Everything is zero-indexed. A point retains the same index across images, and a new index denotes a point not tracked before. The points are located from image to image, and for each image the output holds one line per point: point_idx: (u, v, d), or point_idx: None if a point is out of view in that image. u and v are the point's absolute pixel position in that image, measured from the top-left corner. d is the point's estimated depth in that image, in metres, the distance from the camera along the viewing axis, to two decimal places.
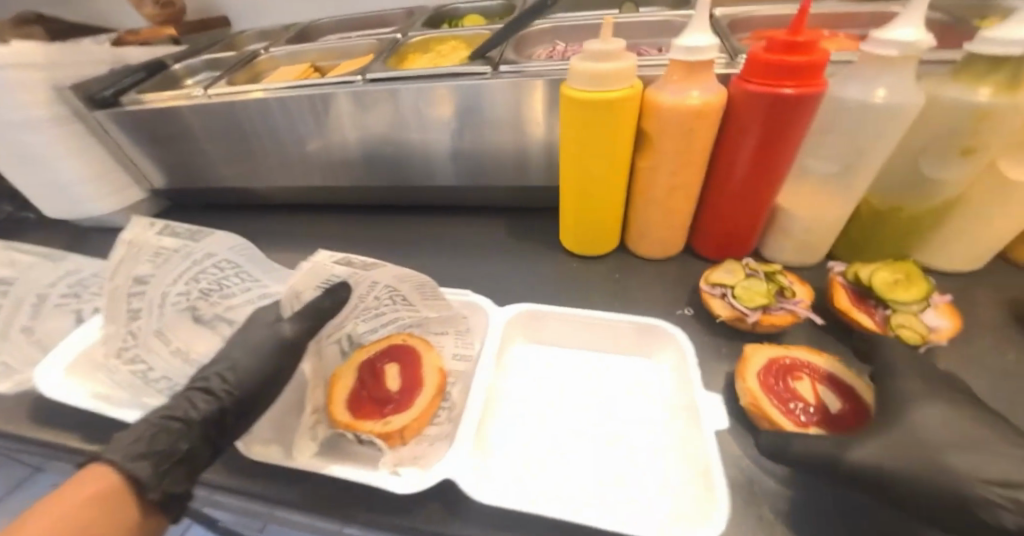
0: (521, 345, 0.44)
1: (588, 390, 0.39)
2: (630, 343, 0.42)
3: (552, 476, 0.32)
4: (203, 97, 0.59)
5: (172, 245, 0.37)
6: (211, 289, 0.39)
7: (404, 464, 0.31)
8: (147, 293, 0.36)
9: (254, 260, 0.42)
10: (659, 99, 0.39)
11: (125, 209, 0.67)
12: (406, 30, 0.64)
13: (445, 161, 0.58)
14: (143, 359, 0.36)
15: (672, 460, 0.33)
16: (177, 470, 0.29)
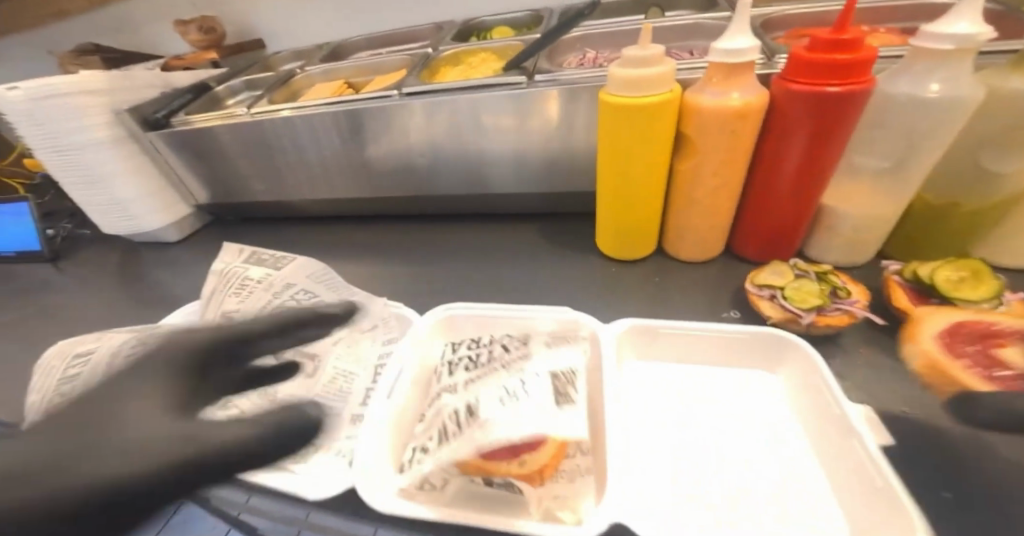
0: (630, 361, 0.38)
1: (703, 406, 0.34)
2: (746, 354, 0.37)
3: (708, 509, 0.27)
4: (246, 115, 0.62)
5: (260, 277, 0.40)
6: (289, 321, 0.39)
7: (549, 507, 0.27)
8: (232, 326, 0.39)
9: (329, 287, 0.41)
10: (700, 102, 0.39)
11: (174, 224, 0.71)
12: (436, 44, 0.65)
13: (479, 167, 0.59)
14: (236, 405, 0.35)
15: (834, 483, 0.28)
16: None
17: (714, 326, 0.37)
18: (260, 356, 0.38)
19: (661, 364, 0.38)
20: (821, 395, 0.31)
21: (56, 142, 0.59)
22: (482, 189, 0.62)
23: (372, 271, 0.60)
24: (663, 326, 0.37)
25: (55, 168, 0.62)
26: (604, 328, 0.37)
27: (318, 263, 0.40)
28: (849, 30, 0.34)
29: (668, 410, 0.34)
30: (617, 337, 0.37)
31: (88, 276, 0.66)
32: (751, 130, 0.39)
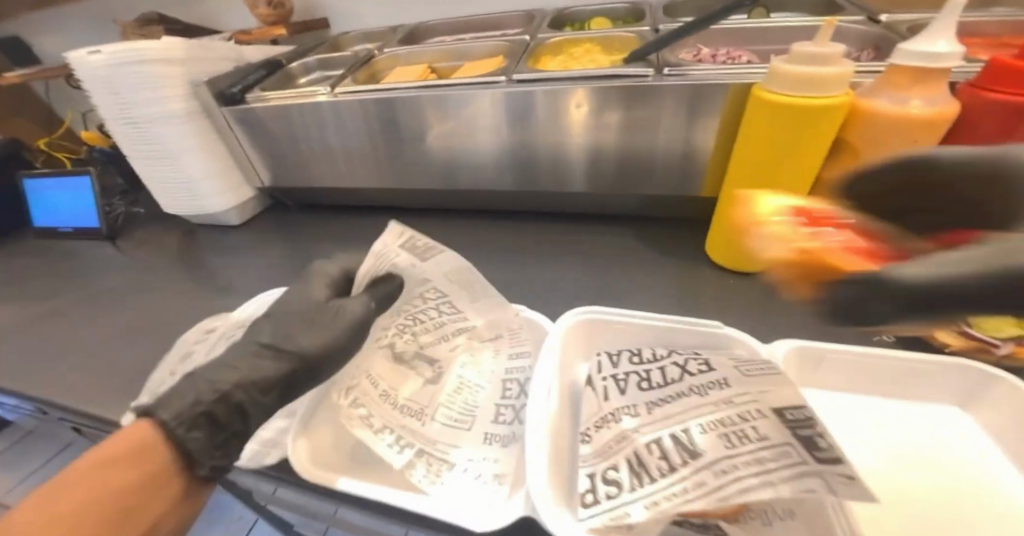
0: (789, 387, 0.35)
1: (891, 439, 0.31)
2: (926, 386, 0.33)
3: None
4: (329, 95, 0.59)
5: (405, 263, 0.41)
6: (414, 322, 0.39)
7: None
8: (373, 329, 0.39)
9: (463, 288, 0.40)
10: (876, 107, 0.35)
11: (239, 206, 0.68)
12: (532, 32, 0.62)
13: (576, 164, 0.56)
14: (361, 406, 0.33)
15: None
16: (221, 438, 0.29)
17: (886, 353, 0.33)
18: (384, 354, 0.37)
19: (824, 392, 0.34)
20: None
21: (128, 112, 0.56)
22: (575, 187, 0.59)
23: None
24: (828, 349, 0.34)
25: (124, 141, 0.59)
26: (764, 348, 0.35)
27: (462, 265, 0.41)
28: None
29: (854, 443, 0.31)
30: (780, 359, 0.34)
31: (150, 261, 0.63)
32: (929, 142, 0.35)
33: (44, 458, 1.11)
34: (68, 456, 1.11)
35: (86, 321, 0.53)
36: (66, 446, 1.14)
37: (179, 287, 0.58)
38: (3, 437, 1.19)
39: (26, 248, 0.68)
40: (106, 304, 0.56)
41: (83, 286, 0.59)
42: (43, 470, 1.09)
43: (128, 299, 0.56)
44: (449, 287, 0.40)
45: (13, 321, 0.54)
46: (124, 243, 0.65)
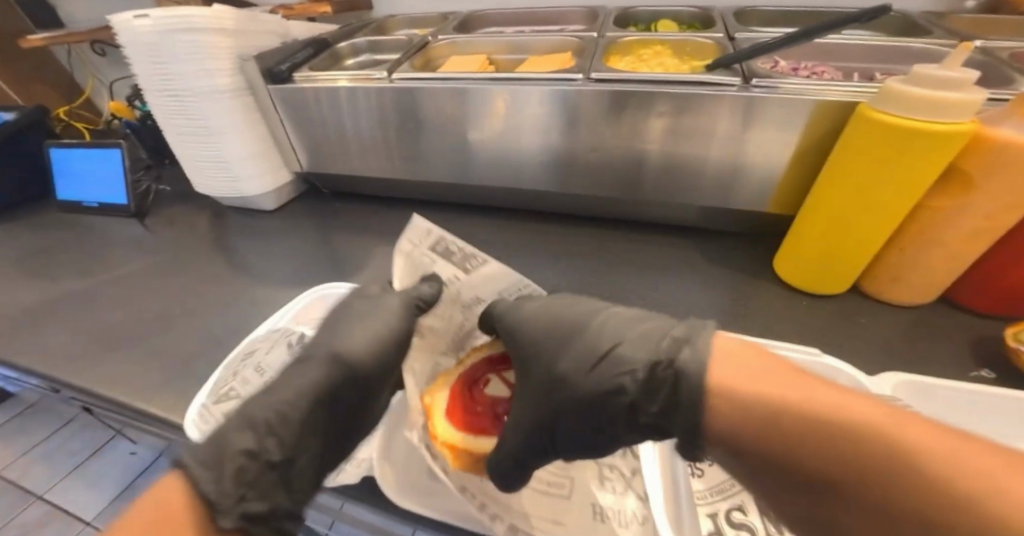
0: None
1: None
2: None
3: None
4: (385, 80, 0.55)
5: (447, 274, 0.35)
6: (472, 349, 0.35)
7: None
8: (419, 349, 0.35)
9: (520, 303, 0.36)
10: (1005, 138, 0.33)
11: (275, 192, 0.64)
12: (600, 29, 0.60)
13: (641, 171, 0.54)
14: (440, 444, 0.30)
15: None
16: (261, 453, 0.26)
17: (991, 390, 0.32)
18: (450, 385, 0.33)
19: None
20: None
21: (169, 84, 0.52)
22: (636, 194, 0.57)
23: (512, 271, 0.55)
24: (938, 384, 0.33)
25: (161, 114, 0.55)
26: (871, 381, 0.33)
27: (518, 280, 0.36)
28: None
29: None
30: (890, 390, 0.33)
31: (180, 243, 0.59)
32: None
33: (41, 436, 1.06)
34: (67, 434, 1.06)
35: (115, 305, 0.49)
36: (66, 424, 1.08)
37: (213, 273, 0.54)
38: None
39: (44, 221, 0.64)
40: (134, 287, 0.52)
41: (108, 266, 0.55)
42: (41, 448, 1.04)
43: (158, 282, 0.53)
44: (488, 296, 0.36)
45: (35, 300, 0.50)
46: (150, 221, 0.62)
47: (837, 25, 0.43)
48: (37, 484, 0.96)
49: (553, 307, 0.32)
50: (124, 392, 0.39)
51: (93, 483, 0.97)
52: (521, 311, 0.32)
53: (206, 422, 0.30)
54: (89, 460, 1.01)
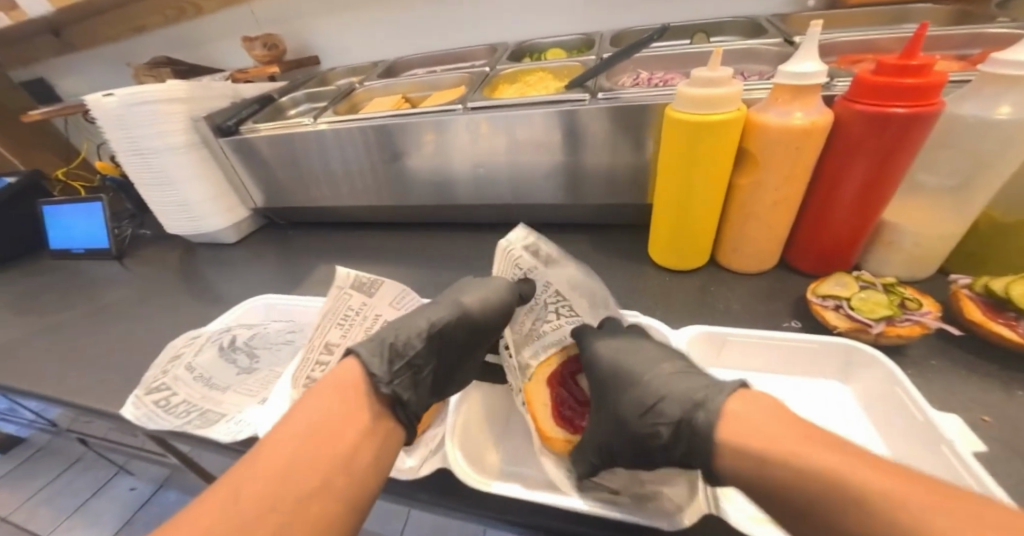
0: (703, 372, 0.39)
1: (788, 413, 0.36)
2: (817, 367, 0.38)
3: None
4: (312, 124, 0.65)
5: (357, 305, 0.38)
6: None
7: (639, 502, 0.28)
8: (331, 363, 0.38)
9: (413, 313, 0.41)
10: (767, 120, 0.41)
11: (235, 227, 0.75)
12: (493, 63, 0.70)
13: (529, 180, 0.62)
14: None
15: None
16: (405, 375, 0.31)
17: (783, 338, 0.38)
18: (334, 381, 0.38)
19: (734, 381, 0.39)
20: (899, 406, 0.32)
21: (136, 146, 0.63)
22: (531, 199, 0.65)
23: (428, 275, 0.63)
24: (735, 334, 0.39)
25: (134, 172, 0.67)
26: (674, 332, 0.39)
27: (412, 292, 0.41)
28: (916, 56, 0.36)
29: None
30: (687, 341, 0.39)
31: (152, 276, 0.69)
32: (815, 147, 0.41)
33: (52, 476, 1.17)
34: (73, 475, 1.17)
35: (90, 332, 0.59)
36: (72, 464, 1.19)
37: (176, 298, 0.64)
38: (10, 456, 1.24)
39: (42, 269, 0.76)
40: (111, 317, 0.62)
41: (92, 300, 0.66)
42: (48, 490, 1.14)
43: (127, 310, 0.63)
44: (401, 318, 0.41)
45: (29, 333, 0.61)
46: (130, 262, 0.73)
47: (652, 44, 0.52)
48: (43, 524, 1.06)
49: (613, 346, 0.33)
50: (87, 395, 0.48)
51: (95, 522, 1.06)
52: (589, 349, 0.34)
53: (140, 406, 0.39)
54: (92, 498, 1.11)
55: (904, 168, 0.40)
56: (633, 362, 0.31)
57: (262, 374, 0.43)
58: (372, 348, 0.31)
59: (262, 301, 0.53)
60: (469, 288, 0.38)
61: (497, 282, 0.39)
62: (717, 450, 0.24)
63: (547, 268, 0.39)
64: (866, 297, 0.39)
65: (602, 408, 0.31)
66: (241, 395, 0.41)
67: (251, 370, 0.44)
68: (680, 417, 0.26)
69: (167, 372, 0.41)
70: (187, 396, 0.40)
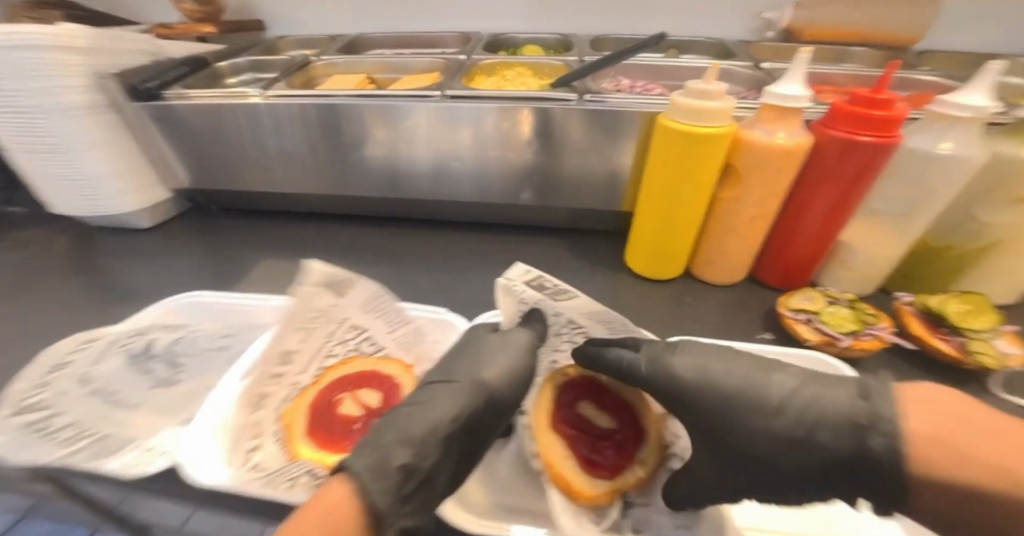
0: None
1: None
2: None
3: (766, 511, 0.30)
4: (260, 97, 0.56)
5: (322, 305, 0.33)
6: (325, 361, 0.34)
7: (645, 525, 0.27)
8: (281, 372, 0.31)
9: (382, 314, 0.36)
10: (753, 138, 0.42)
11: (150, 211, 0.63)
12: (469, 52, 0.66)
13: (506, 179, 0.59)
14: (263, 438, 0.29)
15: None
16: (418, 495, 0.23)
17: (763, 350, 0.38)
18: (285, 395, 0.32)
19: None
20: None
21: (13, 101, 0.50)
22: (506, 198, 0.61)
23: (392, 275, 0.57)
24: None
25: (7, 134, 0.53)
26: None
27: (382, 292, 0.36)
28: (885, 91, 0.40)
29: None
30: None
31: (28, 266, 0.55)
32: (793, 168, 0.43)
33: None
34: None
35: None
36: None
37: (64, 293, 0.52)
38: None
39: None
40: None
41: None
42: None
43: None
44: (367, 321, 0.36)
45: None
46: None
47: (638, 51, 0.52)
48: None
49: (705, 359, 0.29)
50: None
51: None
52: (669, 372, 0.29)
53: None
54: None
55: (864, 194, 0.44)
56: (728, 377, 0.28)
57: (190, 390, 0.34)
58: (371, 462, 0.23)
59: (189, 298, 0.43)
60: (484, 356, 0.31)
61: (510, 339, 0.32)
62: (911, 493, 0.21)
63: (559, 303, 0.33)
64: (835, 313, 0.41)
65: (716, 439, 0.28)
66: (157, 415, 0.32)
67: (171, 382, 0.35)
68: (844, 445, 0.23)
69: (49, 385, 0.29)
70: (82, 419, 0.29)
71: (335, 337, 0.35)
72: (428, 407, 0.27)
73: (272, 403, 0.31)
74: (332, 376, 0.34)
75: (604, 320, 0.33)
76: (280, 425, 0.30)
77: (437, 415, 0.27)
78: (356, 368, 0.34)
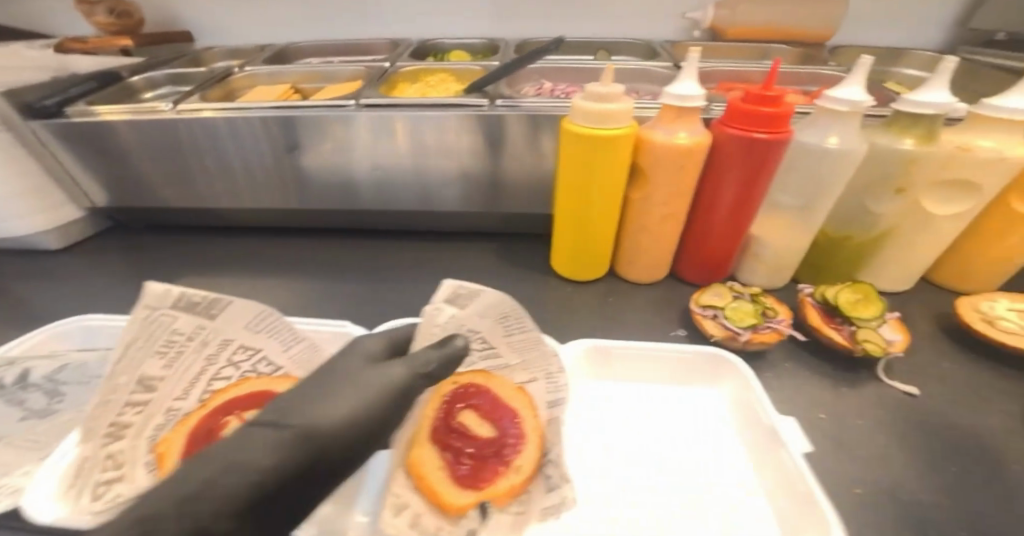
0: (585, 382, 0.39)
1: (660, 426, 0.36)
2: (687, 374, 0.39)
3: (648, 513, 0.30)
4: (171, 111, 0.55)
5: (188, 328, 0.31)
6: (211, 385, 0.33)
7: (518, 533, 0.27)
8: (153, 401, 0.30)
9: (273, 333, 0.35)
10: (654, 138, 0.43)
11: (59, 232, 0.60)
12: (394, 59, 0.65)
13: (431, 185, 0.58)
14: (123, 469, 0.28)
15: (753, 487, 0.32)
16: None
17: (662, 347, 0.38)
18: (160, 423, 0.30)
19: (614, 389, 0.39)
20: (751, 410, 0.35)
21: None
22: (434, 205, 0.61)
23: (315, 287, 0.56)
24: (615, 344, 0.39)
25: None
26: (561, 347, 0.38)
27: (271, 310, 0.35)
28: (773, 88, 0.40)
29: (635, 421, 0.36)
30: (572, 356, 0.38)
31: None
32: (695, 167, 0.44)
33: None
34: None
35: None
36: None
37: None
38: None
39: None
40: None
41: None
42: None
43: None
44: (258, 340, 0.34)
45: None
46: None
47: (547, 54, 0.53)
48: None
49: None
50: None
51: None
52: None
53: None
54: None
55: (766, 189, 0.45)
56: None
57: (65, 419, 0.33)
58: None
59: (78, 322, 0.41)
60: (352, 382, 0.21)
61: (395, 369, 0.23)
62: None
63: (463, 310, 0.33)
64: (739, 307, 0.42)
65: None
66: (20, 450, 0.31)
67: (46, 412, 0.33)
68: None
69: None
70: None
71: (221, 360, 0.33)
72: (250, 444, 0.18)
73: (142, 434, 0.29)
74: (217, 400, 0.32)
75: (501, 320, 0.34)
76: (151, 454, 0.29)
77: (255, 456, 0.17)
78: (246, 389, 0.33)
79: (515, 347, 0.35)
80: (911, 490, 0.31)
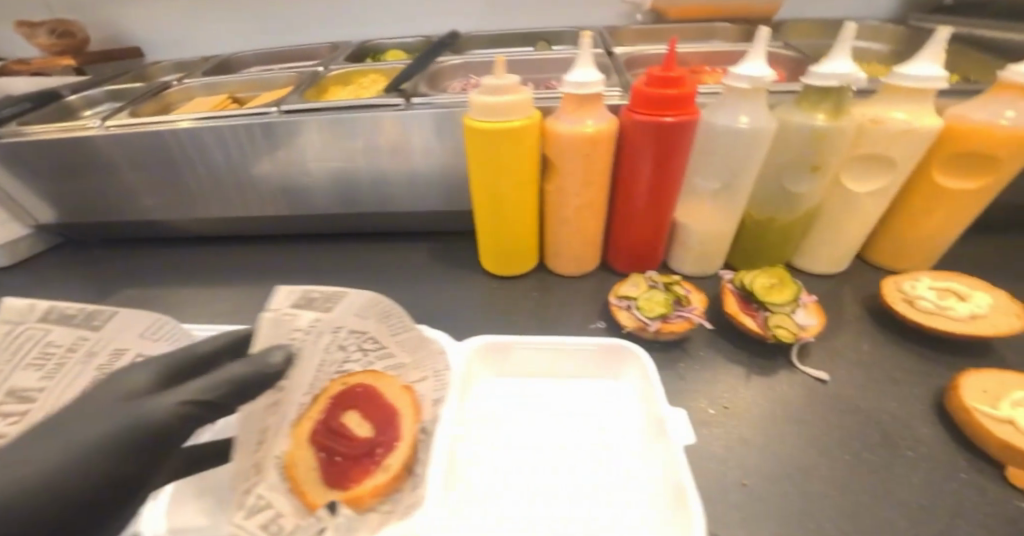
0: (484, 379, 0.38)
1: (553, 420, 0.35)
2: (589, 367, 0.38)
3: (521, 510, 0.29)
4: (99, 127, 0.55)
5: (67, 340, 0.28)
6: None
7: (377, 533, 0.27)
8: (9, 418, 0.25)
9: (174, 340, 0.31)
10: (557, 128, 0.42)
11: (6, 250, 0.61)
12: (328, 63, 0.65)
13: (362, 186, 0.58)
14: None
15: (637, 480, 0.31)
16: None
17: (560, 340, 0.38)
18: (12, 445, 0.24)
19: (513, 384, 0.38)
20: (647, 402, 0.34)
21: None
22: (369, 207, 0.61)
23: (249, 294, 0.56)
24: (513, 340, 0.38)
25: None
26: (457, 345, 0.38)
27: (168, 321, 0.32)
28: (674, 69, 0.39)
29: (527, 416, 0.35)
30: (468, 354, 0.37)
31: None
32: (604, 155, 0.43)
33: None
34: None
35: None
36: None
37: None
38: None
39: None
40: None
41: None
42: None
43: None
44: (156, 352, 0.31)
45: None
46: None
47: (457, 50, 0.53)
48: None
49: None
50: None
51: None
52: None
53: None
54: None
55: (682, 173, 0.43)
56: None
57: None
58: None
59: None
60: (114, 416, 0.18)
61: (150, 400, 0.19)
62: None
63: (327, 313, 0.32)
64: (653, 296, 0.41)
65: None
66: None
67: None
68: None
69: None
70: None
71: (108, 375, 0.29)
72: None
73: None
74: None
75: (383, 318, 0.35)
76: None
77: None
78: None
79: (400, 342, 0.36)
80: (800, 480, 0.29)
